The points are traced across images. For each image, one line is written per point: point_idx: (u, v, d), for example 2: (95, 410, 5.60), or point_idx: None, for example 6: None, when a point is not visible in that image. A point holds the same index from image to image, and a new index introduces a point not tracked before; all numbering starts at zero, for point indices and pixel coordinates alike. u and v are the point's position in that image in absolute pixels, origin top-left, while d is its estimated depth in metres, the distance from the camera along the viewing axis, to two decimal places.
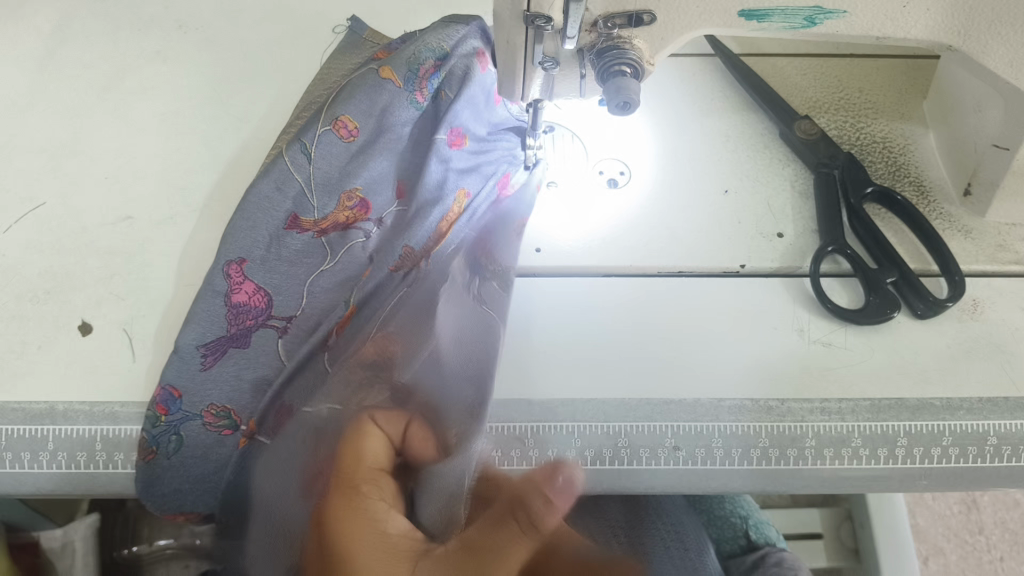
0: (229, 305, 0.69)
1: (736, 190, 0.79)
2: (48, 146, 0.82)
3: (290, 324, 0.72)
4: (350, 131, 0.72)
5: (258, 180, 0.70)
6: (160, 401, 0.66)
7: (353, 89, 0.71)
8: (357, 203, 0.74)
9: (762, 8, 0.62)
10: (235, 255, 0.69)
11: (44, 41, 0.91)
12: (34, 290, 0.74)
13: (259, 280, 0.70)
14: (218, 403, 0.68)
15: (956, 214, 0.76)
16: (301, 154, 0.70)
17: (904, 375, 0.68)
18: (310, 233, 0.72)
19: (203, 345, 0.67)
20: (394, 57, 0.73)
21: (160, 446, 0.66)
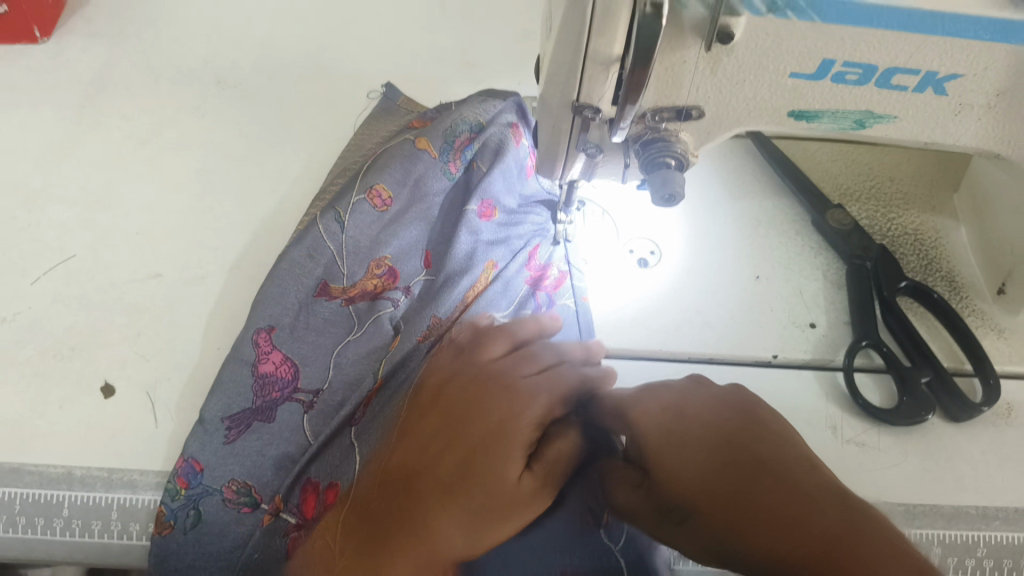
0: (256, 375, 0.68)
1: (768, 276, 0.79)
2: (80, 197, 0.82)
3: (316, 398, 0.68)
4: (384, 201, 0.77)
5: (293, 246, 0.74)
6: (181, 474, 0.63)
7: (389, 159, 0.78)
8: (386, 271, 0.76)
9: (813, 110, 0.62)
10: (264, 323, 0.70)
11: (83, 89, 0.91)
12: (58, 347, 0.72)
13: (287, 350, 0.70)
14: (239, 480, 0.63)
15: (989, 312, 0.76)
16: (335, 221, 0.75)
17: (938, 480, 0.67)
18: (338, 300, 0.73)
19: (227, 417, 0.66)
20: (430, 131, 0.81)
21: (178, 521, 0.61)
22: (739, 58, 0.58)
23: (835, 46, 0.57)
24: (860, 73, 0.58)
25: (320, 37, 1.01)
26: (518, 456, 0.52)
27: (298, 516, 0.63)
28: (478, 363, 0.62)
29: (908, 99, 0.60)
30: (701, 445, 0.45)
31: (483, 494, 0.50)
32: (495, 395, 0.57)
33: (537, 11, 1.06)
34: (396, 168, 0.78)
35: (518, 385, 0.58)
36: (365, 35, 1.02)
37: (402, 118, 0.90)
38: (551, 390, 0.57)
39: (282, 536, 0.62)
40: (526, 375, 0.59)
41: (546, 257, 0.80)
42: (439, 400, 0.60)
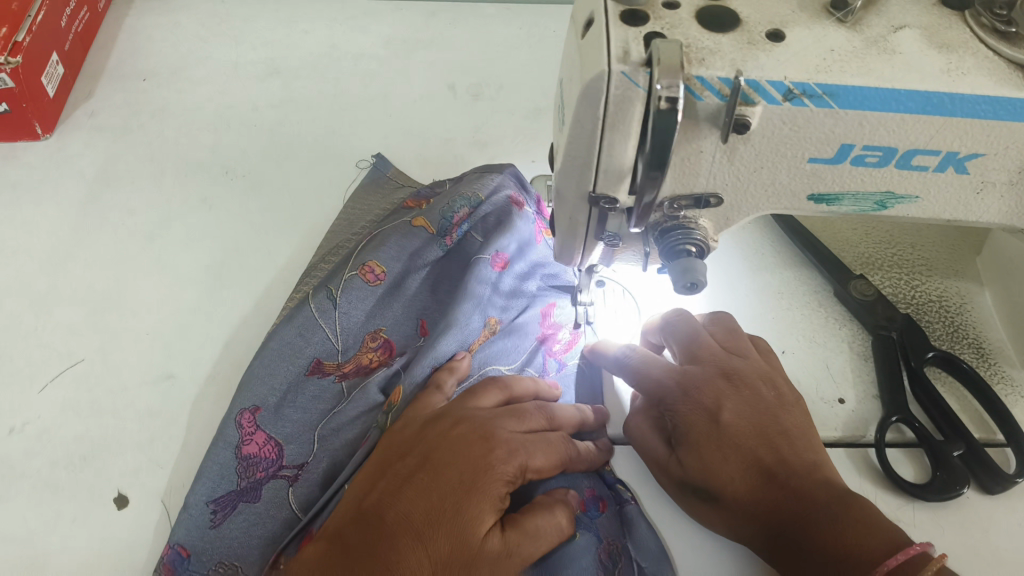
0: (240, 457, 0.67)
1: (793, 350, 0.78)
2: (89, 298, 0.84)
3: (301, 471, 0.67)
4: (377, 276, 0.75)
5: (286, 327, 0.73)
6: (168, 560, 0.64)
7: (385, 238, 0.77)
8: (380, 344, 0.74)
9: (833, 192, 0.61)
10: (249, 404, 0.69)
11: (89, 186, 0.95)
12: (69, 456, 0.72)
13: (272, 431, 0.68)
14: (228, 561, 0.64)
15: (1019, 378, 0.74)
16: (327, 300, 0.73)
17: (978, 556, 0.65)
18: (332, 377, 0.72)
19: (212, 501, 0.66)
20: (429, 209, 0.81)
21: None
22: (756, 146, 0.58)
23: (854, 132, 0.56)
24: (880, 155, 0.58)
25: (327, 123, 1.04)
26: (489, 513, 0.54)
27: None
28: (465, 406, 0.64)
29: (929, 179, 0.60)
30: (760, 430, 0.63)
31: (457, 545, 0.53)
32: (475, 443, 0.59)
33: (543, 88, 1.08)
34: (390, 245, 0.77)
35: (501, 435, 0.60)
36: (372, 119, 1.04)
37: (389, 190, 0.94)
38: (530, 446, 0.61)
39: None
40: (510, 428, 0.61)
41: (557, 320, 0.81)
42: (420, 440, 0.61)
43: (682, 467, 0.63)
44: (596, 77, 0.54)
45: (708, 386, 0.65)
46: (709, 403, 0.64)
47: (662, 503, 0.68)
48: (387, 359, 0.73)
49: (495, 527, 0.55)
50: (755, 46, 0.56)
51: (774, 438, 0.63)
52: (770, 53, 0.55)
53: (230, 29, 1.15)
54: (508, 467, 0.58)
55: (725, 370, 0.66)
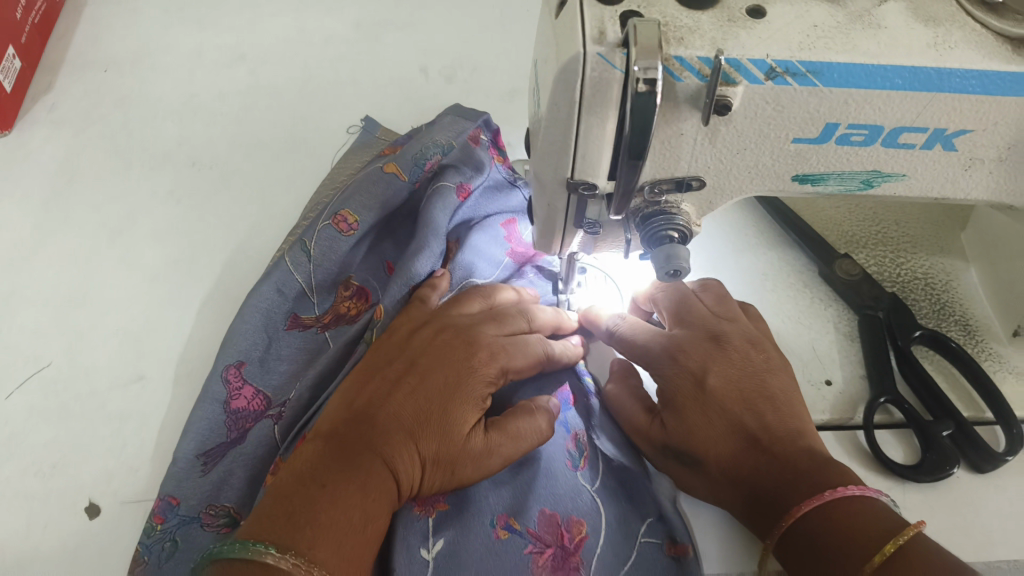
0: (228, 411, 0.68)
1: (779, 332, 0.77)
2: (55, 298, 0.82)
3: (284, 409, 0.69)
4: (350, 225, 0.75)
5: (261, 285, 0.73)
6: (158, 511, 0.64)
7: (358, 189, 0.76)
8: (354, 291, 0.76)
9: (817, 172, 0.60)
10: (234, 359, 0.70)
11: (52, 182, 0.92)
12: (39, 464, 0.70)
13: (258, 384, 0.70)
14: (218, 504, 0.65)
15: (1006, 355, 0.73)
16: (302, 254, 0.74)
17: (968, 537, 0.65)
18: (313, 329, 0.74)
19: (202, 452, 0.66)
20: (400, 155, 0.78)
21: (152, 555, 0.63)
22: (739, 128, 0.56)
23: (838, 111, 0.54)
24: (865, 134, 0.56)
25: (296, 109, 1.01)
26: (475, 411, 0.58)
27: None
28: (447, 315, 0.68)
29: (916, 156, 0.58)
30: (747, 398, 0.61)
31: (444, 439, 0.56)
32: (460, 348, 0.63)
33: (518, 69, 1.06)
34: (361, 193, 0.76)
35: (483, 340, 0.64)
36: (343, 105, 1.02)
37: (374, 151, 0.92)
38: (510, 350, 0.65)
39: None
40: (491, 334, 0.66)
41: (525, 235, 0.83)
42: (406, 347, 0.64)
43: (666, 431, 0.62)
44: (571, 59, 0.52)
45: (693, 348, 0.64)
46: (695, 368, 0.63)
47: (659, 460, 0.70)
48: (363, 305, 0.75)
49: (480, 425, 0.59)
50: (735, 23, 0.54)
51: (762, 404, 0.61)
52: (751, 29, 0.53)
53: (193, 15, 1.12)
54: (492, 367, 0.62)
55: (713, 333, 0.65)
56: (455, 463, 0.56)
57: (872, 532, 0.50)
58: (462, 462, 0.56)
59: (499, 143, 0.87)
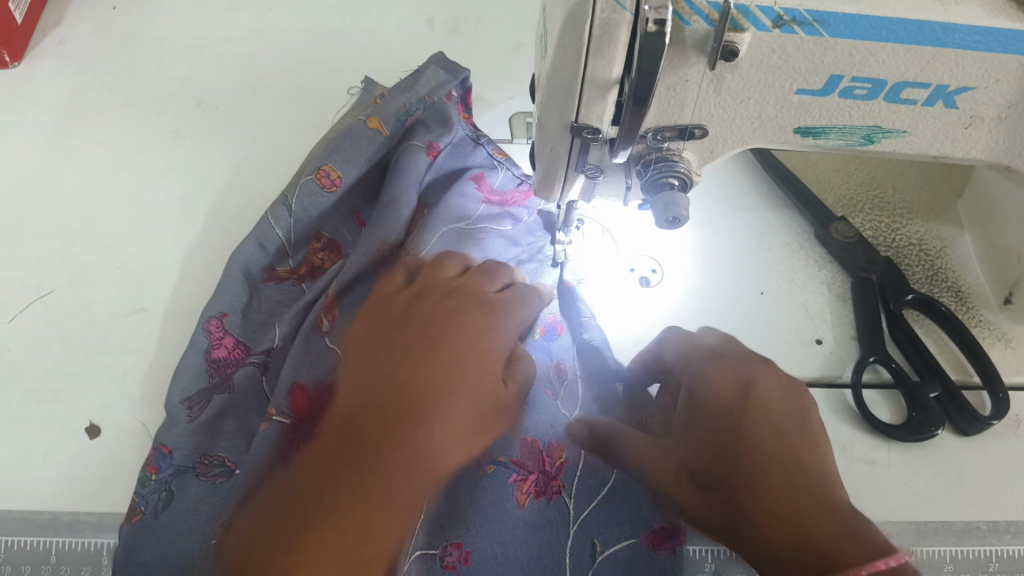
0: (210, 360, 0.69)
1: (772, 292, 0.79)
2: (57, 231, 0.82)
3: (269, 357, 0.70)
4: (332, 180, 0.74)
5: (243, 240, 0.74)
6: (151, 460, 0.64)
7: (341, 142, 0.75)
8: (326, 245, 0.77)
9: (819, 125, 0.60)
10: (216, 311, 0.70)
11: (56, 116, 0.92)
12: (41, 389, 0.71)
13: (239, 333, 0.70)
14: (212, 453, 0.65)
15: (996, 322, 0.75)
16: (283, 209, 0.74)
17: (949, 496, 0.66)
18: (290, 281, 0.75)
19: (186, 398, 0.66)
20: (381, 109, 0.77)
21: (149, 504, 0.62)
22: (744, 76, 0.56)
23: (843, 62, 0.54)
24: (869, 87, 0.56)
25: (300, 55, 1.01)
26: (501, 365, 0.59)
27: (291, 416, 0.62)
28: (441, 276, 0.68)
29: (918, 112, 0.58)
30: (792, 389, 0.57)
31: (483, 391, 0.56)
32: (466, 306, 0.63)
33: (523, 24, 1.06)
34: (344, 147, 0.75)
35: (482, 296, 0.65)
36: (347, 52, 1.01)
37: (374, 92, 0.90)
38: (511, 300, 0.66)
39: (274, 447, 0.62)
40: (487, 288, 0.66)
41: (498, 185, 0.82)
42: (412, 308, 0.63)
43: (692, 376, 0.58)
44: None
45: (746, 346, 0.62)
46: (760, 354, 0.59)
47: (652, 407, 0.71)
48: (335, 258, 0.77)
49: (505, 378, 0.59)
50: None
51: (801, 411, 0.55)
52: None
53: None
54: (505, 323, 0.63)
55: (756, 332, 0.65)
56: (496, 414, 0.56)
57: (844, 539, 0.43)
58: (500, 412, 0.57)
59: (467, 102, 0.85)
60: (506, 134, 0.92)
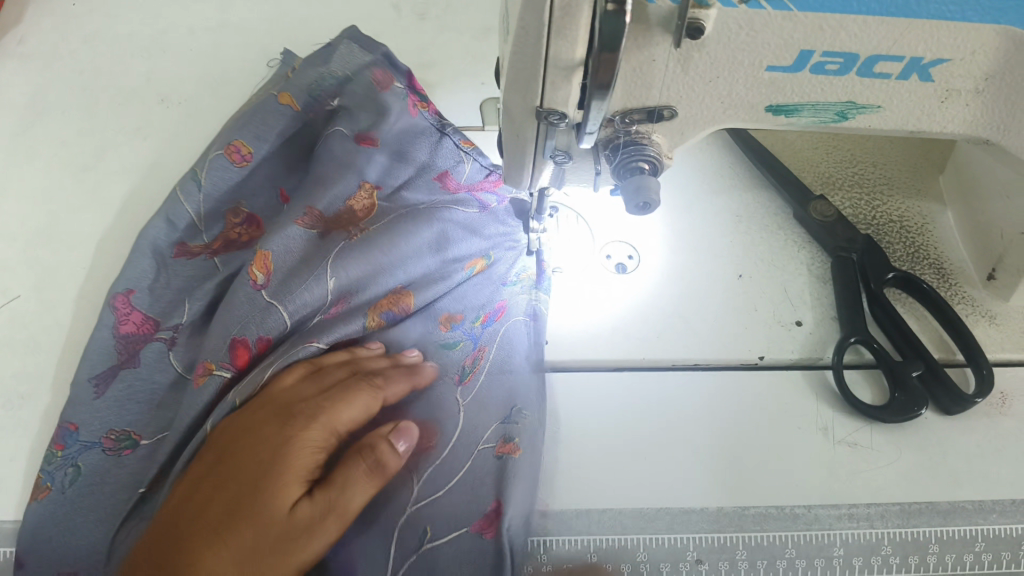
0: (118, 336, 0.68)
1: (750, 274, 0.78)
2: (23, 234, 0.80)
3: (177, 332, 0.68)
4: (242, 156, 0.75)
5: (154, 219, 0.75)
6: (57, 438, 0.63)
7: (251, 119, 0.77)
8: (244, 219, 0.76)
9: (791, 103, 0.59)
10: (122, 287, 0.70)
11: (19, 116, 0.90)
12: (9, 394, 0.70)
13: (147, 309, 0.69)
14: (118, 428, 0.63)
15: (979, 298, 0.73)
16: (193, 185, 0.75)
17: (934, 478, 0.65)
18: (202, 255, 0.73)
19: (93, 377, 0.66)
20: (292, 86, 0.79)
21: (54, 481, 0.61)
22: (712, 54, 0.54)
23: (814, 37, 0.53)
24: (840, 63, 0.55)
25: (266, 46, 1.00)
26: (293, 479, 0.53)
27: (232, 370, 0.61)
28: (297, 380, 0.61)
29: (892, 86, 0.57)
30: None
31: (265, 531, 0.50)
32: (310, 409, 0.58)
33: (492, 7, 1.05)
34: (256, 124, 0.77)
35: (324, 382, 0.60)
36: (316, 41, 1.00)
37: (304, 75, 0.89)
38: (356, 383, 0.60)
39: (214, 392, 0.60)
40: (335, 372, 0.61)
41: (462, 175, 0.79)
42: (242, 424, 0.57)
43: None
44: None
45: None
46: None
47: (624, 394, 0.70)
48: (253, 232, 0.75)
49: (303, 493, 0.53)
50: None
51: None
52: None
53: None
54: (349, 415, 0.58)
55: None
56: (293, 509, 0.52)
57: None
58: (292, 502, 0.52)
59: (416, 90, 0.82)
60: (478, 120, 0.90)
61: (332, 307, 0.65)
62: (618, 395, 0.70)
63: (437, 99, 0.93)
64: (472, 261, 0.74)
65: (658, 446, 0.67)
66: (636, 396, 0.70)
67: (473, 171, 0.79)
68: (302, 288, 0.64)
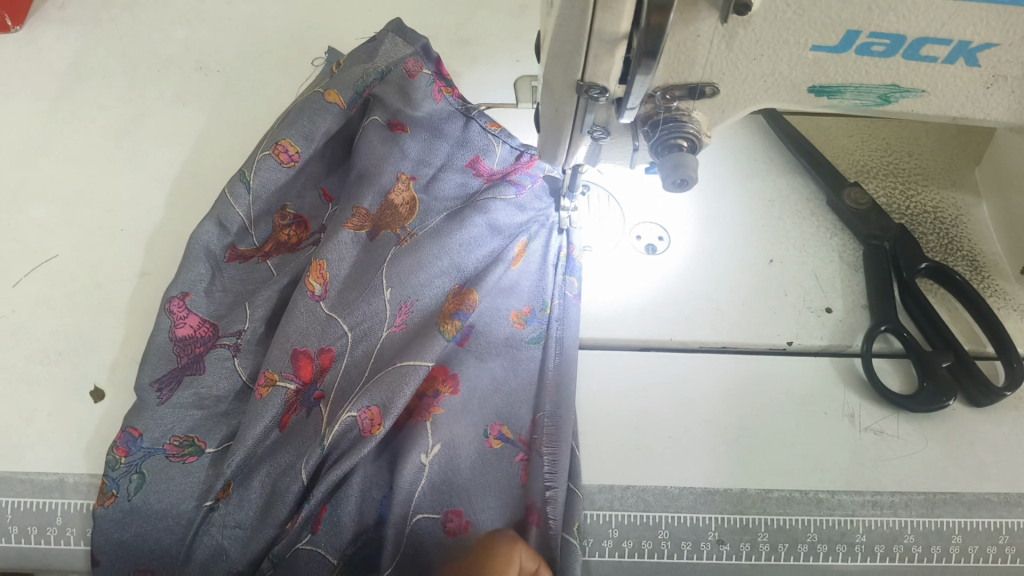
0: (175, 340, 0.65)
1: (782, 259, 0.78)
2: (60, 194, 0.81)
3: (241, 339, 0.65)
4: (291, 156, 0.72)
5: (202, 221, 0.70)
6: (120, 443, 0.61)
7: (297, 115, 0.73)
8: (292, 220, 0.75)
9: (835, 85, 0.58)
10: (178, 290, 0.66)
11: (60, 80, 0.92)
12: (45, 351, 0.71)
13: (204, 312, 0.66)
14: (181, 434, 0.61)
15: (1011, 292, 0.72)
16: (241, 186, 0.71)
17: (960, 469, 0.65)
18: (256, 259, 0.72)
19: (155, 381, 0.63)
20: (338, 81, 0.76)
21: (121, 488, 0.59)
22: (758, 31, 0.53)
23: (861, 17, 0.52)
24: (887, 44, 0.54)
25: (304, 21, 1.02)
26: None
27: (297, 380, 0.61)
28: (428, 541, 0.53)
29: (937, 71, 0.56)
30: None
31: None
32: None
33: None
34: (303, 121, 0.73)
35: None
36: (353, 18, 1.02)
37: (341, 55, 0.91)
38: None
39: (281, 401, 0.60)
40: None
41: (493, 162, 0.80)
42: None
43: None
44: None
45: None
46: None
47: (654, 373, 0.70)
48: (302, 234, 0.75)
49: None
50: None
51: None
52: None
53: None
54: None
55: None
56: None
57: None
58: None
59: (444, 76, 0.83)
60: (511, 99, 0.91)
61: (398, 319, 0.66)
62: (643, 374, 0.70)
63: (471, 78, 0.94)
64: (517, 247, 0.73)
65: (684, 423, 0.67)
66: (663, 374, 0.70)
67: (505, 159, 0.80)
68: (359, 301, 0.65)
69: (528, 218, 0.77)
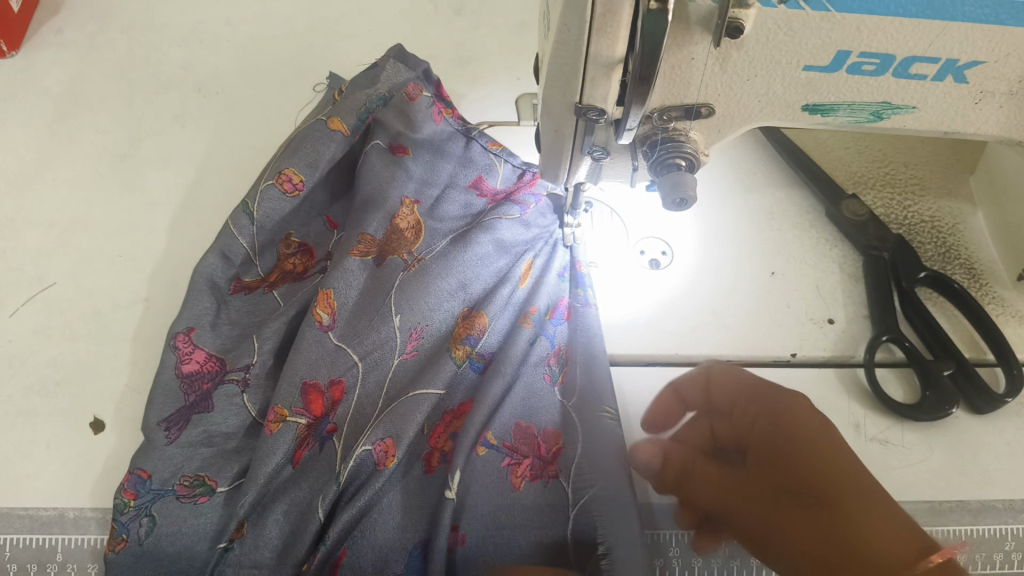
0: (181, 376, 0.65)
1: (783, 271, 0.78)
2: (59, 221, 0.82)
3: (249, 373, 0.65)
4: (295, 185, 0.73)
5: (206, 254, 0.71)
6: (128, 486, 0.60)
7: (300, 144, 0.74)
8: (297, 249, 0.76)
9: (828, 103, 0.59)
10: (183, 326, 0.67)
11: (57, 104, 0.93)
12: (45, 380, 0.72)
13: (210, 347, 0.67)
14: (190, 473, 0.61)
15: (1010, 299, 0.73)
16: (245, 217, 0.72)
17: (964, 476, 0.66)
18: (261, 290, 0.73)
19: (164, 420, 0.63)
20: (340, 108, 0.76)
21: (131, 533, 0.59)
22: (750, 53, 0.54)
23: (850, 38, 0.53)
24: (877, 63, 0.55)
25: (302, 41, 1.03)
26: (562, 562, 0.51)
27: (307, 415, 0.61)
28: None
29: (927, 87, 0.57)
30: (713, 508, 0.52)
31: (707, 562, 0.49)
32: None
33: (523, 6, 1.08)
34: (306, 149, 0.74)
35: None
36: (350, 37, 1.04)
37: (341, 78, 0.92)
38: None
39: (294, 435, 0.60)
40: None
41: (496, 183, 0.81)
42: None
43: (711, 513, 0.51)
44: None
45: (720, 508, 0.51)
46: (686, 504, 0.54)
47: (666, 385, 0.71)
48: (307, 261, 0.76)
49: None
50: None
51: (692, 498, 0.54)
52: None
53: None
54: None
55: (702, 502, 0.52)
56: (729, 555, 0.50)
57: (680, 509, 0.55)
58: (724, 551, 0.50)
59: (444, 96, 0.84)
60: (510, 116, 0.92)
61: (408, 345, 0.66)
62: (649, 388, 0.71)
63: (470, 97, 0.95)
64: (523, 266, 0.74)
65: None
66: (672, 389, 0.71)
67: (507, 178, 0.81)
68: (370, 329, 0.66)
69: (532, 238, 0.77)
